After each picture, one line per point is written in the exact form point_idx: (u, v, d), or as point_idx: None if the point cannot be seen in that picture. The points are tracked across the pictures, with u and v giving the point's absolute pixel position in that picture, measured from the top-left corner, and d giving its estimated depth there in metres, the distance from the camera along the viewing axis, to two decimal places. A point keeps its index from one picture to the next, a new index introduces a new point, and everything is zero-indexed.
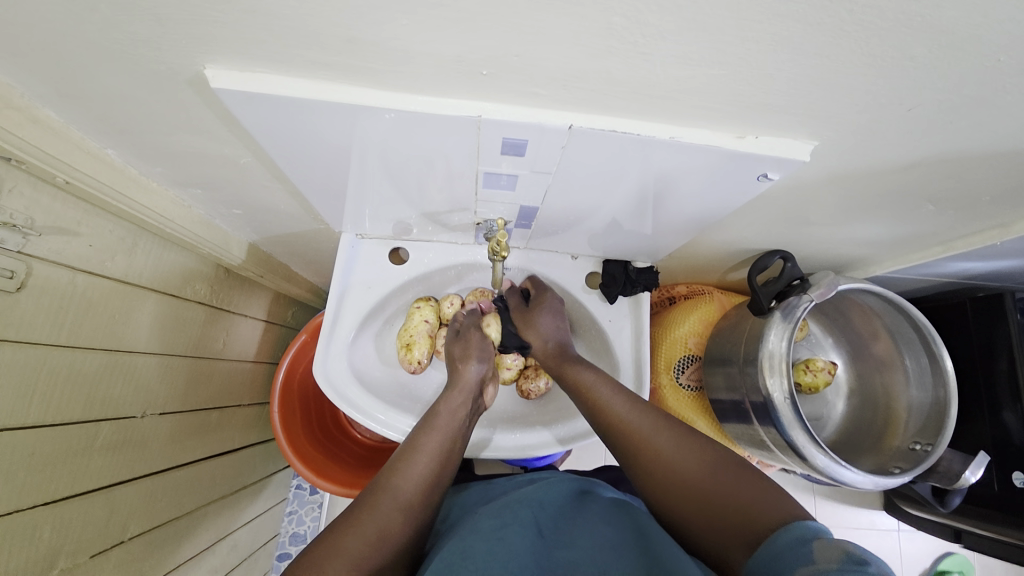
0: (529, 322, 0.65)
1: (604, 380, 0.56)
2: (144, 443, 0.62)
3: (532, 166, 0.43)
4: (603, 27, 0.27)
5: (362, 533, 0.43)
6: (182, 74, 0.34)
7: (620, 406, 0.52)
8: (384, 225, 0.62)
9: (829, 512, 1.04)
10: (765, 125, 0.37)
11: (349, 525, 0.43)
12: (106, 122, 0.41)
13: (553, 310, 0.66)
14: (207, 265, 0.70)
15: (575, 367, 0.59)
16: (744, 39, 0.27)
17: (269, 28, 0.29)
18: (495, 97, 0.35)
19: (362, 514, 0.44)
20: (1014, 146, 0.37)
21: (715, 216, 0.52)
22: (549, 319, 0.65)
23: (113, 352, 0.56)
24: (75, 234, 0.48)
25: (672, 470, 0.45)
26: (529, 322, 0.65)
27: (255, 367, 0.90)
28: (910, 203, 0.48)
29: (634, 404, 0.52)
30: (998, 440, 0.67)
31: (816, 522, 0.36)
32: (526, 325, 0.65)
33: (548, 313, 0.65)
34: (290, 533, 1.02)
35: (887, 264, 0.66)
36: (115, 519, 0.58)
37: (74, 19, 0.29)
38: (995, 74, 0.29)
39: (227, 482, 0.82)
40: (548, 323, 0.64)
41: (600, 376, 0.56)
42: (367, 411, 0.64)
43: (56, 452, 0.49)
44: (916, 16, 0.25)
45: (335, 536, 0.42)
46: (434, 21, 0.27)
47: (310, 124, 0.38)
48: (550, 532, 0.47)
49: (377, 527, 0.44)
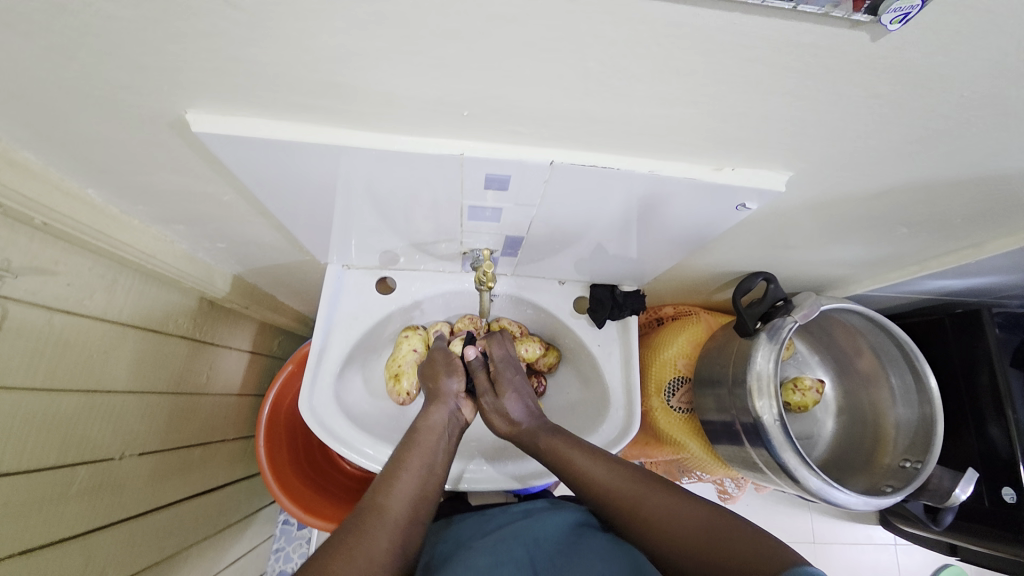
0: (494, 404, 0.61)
1: (583, 445, 0.55)
2: (123, 486, 0.60)
3: (516, 199, 0.43)
4: (580, 71, 0.28)
5: (351, 556, 0.41)
6: (163, 117, 0.34)
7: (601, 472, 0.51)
8: (370, 256, 0.62)
9: (825, 529, 1.03)
10: (740, 157, 0.37)
11: (337, 549, 0.41)
12: (86, 164, 0.41)
13: (517, 390, 0.62)
14: (190, 298, 0.69)
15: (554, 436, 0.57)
16: (716, 80, 0.28)
17: (252, 73, 0.29)
18: (476, 136, 0.36)
19: (350, 538, 0.42)
20: (978, 174, 0.38)
21: (697, 241, 0.53)
22: (514, 400, 0.61)
23: (90, 392, 0.54)
24: (53, 273, 0.48)
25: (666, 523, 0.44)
26: (495, 406, 0.61)
27: (240, 400, 0.88)
28: (886, 226, 0.49)
29: (613, 466, 0.51)
30: (986, 455, 0.68)
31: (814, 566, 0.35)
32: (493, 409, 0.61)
33: (513, 395, 0.61)
34: (277, 571, 0.98)
35: (868, 283, 0.67)
36: (92, 567, 0.55)
37: (56, 67, 0.29)
38: (958, 108, 0.30)
39: (210, 523, 0.79)
40: (514, 406, 0.61)
41: (577, 445, 0.55)
42: (354, 445, 0.63)
43: (29, 500, 0.47)
44: (877, 58, 0.26)
45: (324, 562, 0.40)
46: (414, 65, 0.28)
47: (293, 163, 0.38)
48: (545, 569, 0.47)
49: (365, 551, 0.42)
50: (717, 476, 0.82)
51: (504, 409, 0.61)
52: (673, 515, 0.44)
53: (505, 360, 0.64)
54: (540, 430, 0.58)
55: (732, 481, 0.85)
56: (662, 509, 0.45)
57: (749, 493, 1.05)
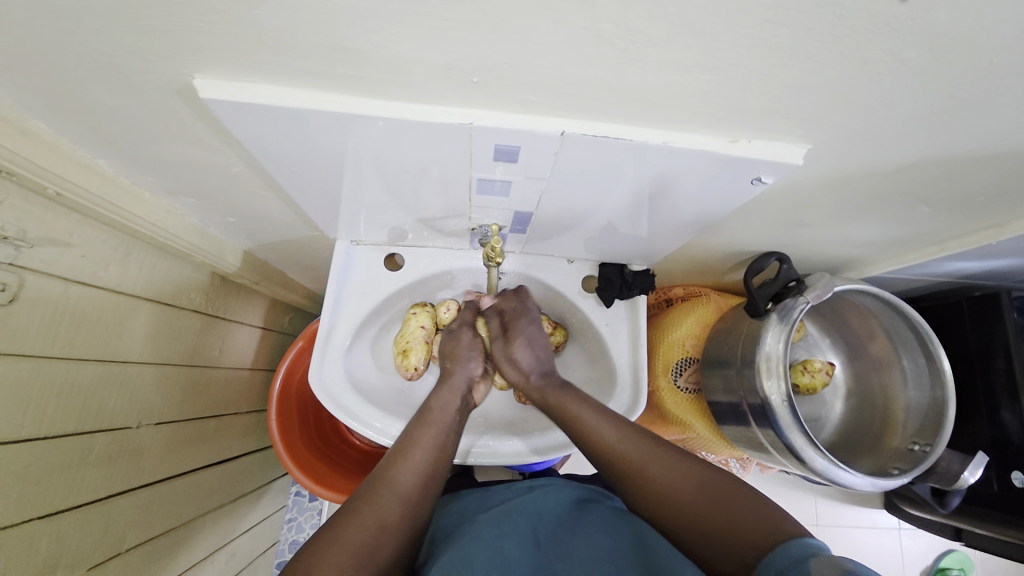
0: (507, 356, 0.63)
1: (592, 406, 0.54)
2: (141, 453, 0.62)
3: (525, 172, 0.43)
4: (593, 34, 0.27)
5: (361, 524, 0.42)
6: (171, 84, 0.34)
7: (613, 428, 0.51)
8: (379, 231, 0.62)
9: (829, 511, 1.04)
10: (756, 129, 0.36)
11: (349, 517, 0.43)
12: (95, 133, 0.41)
13: (530, 340, 0.63)
14: (202, 273, 0.70)
15: (564, 394, 0.57)
16: (734, 44, 0.27)
17: (259, 38, 0.29)
18: (486, 105, 0.35)
19: (361, 506, 0.44)
20: (1005, 149, 0.37)
21: (709, 219, 0.52)
22: (526, 351, 0.62)
23: (107, 362, 0.55)
24: (67, 245, 0.48)
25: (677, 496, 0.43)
26: (506, 354, 0.63)
27: (252, 374, 0.90)
28: (905, 204, 0.48)
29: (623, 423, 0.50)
30: (997, 439, 0.67)
31: (816, 540, 0.36)
32: (504, 358, 0.63)
33: (524, 346, 0.62)
34: (289, 540, 1.01)
35: (883, 264, 0.66)
36: (111, 532, 0.57)
37: (63, 31, 0.29)
38: (987, 76, 0.29)
39: (225, 492, 0.81)
40: (523, 356, 0.62)
41: (586, 403, 0.54)
42: (364, 419, 0.64)
43: (48, 466, 0.48)
44: (905, 21, 0.25)
45: (335, 531, 0.42)
46: (423, 29, 0.27)
47: (302, 132, 0.37)
48: (548, 542, 0.48)
49: (375, 518, 0.43)
50: (722, 456, 0.82)
51: (514, 360, 0.62)
52: (684, 485, 0.43)
53: (519, 312, 0.65)
54: (546, 386, 0.59)
55: (738, 462, 0.85)
56: (668, 474, 0.45)
57: (754, 474, 1.06)
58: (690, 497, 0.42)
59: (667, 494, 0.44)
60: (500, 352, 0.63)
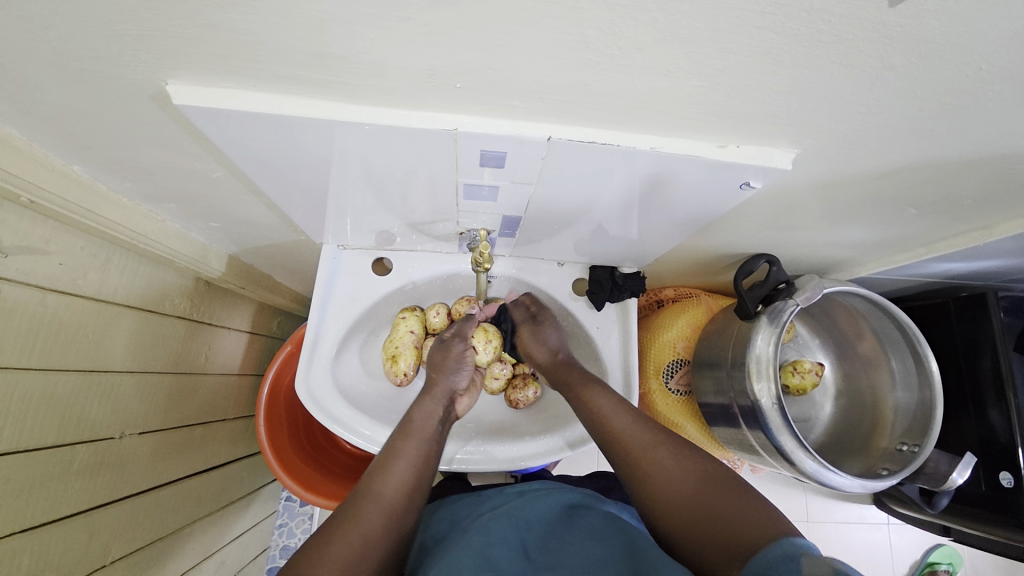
0: (536, 334, 0.65)
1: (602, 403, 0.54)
2: (125, 464, 0.61)
3: (513, 177, 0.42)
4: (578, 39, 0.26)
5: (346, 540, 0.41)
6: (145, 89, 0.33)
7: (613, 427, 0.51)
8: (366, 236, 0.61)
9: (820, 508, 1.05)
10: (745, 134, 0.36)
11: (334, 533, 0.42)
12: (69, 138, 0.39)
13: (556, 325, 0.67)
14: (186, 279, 0.68)
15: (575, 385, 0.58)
16: (722, 50, 0.27)
17: (235, 42, 0.28)
18: (471, 110, 0.35)
19: (345, 522, 0.43)
20: (992, 153, 0.37)
21: (699, 222, 0.52)
22: (554, 334, 0.66)
23: (87, 372, 0.54)
24: (44, 253, 0.47)
25: (668, 501, 0.43)
26: (535, 336, 0.66)
27: (240, 380, 0.88)
28: (893, 207, 0.48)
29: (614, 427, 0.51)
30: (984, 439, 0.68)
31: (800, 537, 0.36)
32: (535, 339, 0.65)
33: (553, 327, 0.66)
34: (280, 545, 1.00)
35: (871, 265, 0.66)
36: (96, 544, 0.56)
37: (27, 35, 0.28)
38: (974, 82, 0.29)
39: (213, 499, 0.80)
40: (554, 338, 0.65)
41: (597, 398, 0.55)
42: (351, 426, 0.63)
43: (27, 480, 0.47)
44: (893, 27, 0.25)
45: (320, 546, 0.40)
46: (404, 34, 0.26)
47: (283, 137, 0.36)
48: (537, 552, 0.47)
49: (361, 534, 0.42)
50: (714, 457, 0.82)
51: (544, 339, 0.65)
52: (675, 492, 0.43)
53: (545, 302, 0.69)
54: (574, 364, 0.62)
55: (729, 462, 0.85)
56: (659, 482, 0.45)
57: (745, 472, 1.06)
58: (682, 502, 0.42)
59: (657, 499, 0.44)
60: (529, 330, 0.66)
